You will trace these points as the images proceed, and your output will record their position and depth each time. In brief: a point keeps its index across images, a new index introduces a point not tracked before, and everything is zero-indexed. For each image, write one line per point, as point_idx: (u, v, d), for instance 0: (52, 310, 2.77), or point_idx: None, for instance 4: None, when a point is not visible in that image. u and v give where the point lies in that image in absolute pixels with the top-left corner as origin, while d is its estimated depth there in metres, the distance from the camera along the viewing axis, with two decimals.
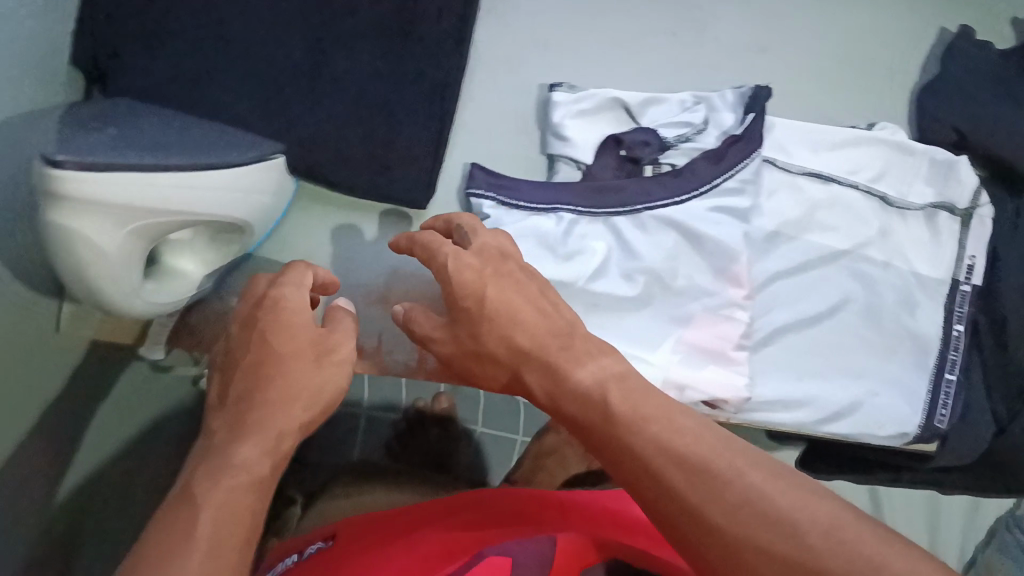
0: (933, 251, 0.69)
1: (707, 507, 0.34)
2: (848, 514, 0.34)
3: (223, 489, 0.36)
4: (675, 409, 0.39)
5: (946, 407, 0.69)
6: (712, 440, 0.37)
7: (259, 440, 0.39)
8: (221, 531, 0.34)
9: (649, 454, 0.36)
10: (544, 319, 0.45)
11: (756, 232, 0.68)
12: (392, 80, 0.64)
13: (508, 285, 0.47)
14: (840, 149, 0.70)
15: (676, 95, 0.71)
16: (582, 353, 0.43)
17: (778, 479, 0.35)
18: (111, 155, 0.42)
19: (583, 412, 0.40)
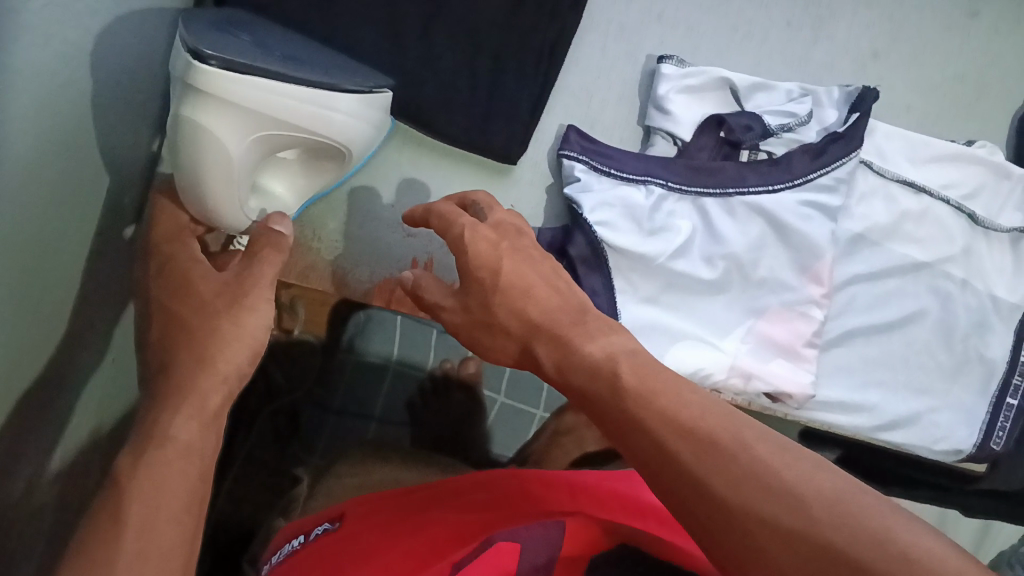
0: (1014, 276, 0.70)
1: (708, 479, 0.31)
2: (855, 485, 0.31)
3: (148, 464, 0.33)
4: (682, 385, 0.36)
5: (1004, 430, 0.69)
6: (720, 414, 0.34)
7: (187, 409, 0.36)
8: (157, 500, 0.32)
9: (656, 430, 0.33)
10: (557, 296, 0.43)
11: (842, 233, 0.68)
12: (504, 32, 0.65)
13: (522, 261, 0.44)
14: (937, 162, 0.70)
15: (786, 84, 0.70)
16: (593, 330, 0.40)
17: (788, 452, 0.32)
18: (253, 58, 0.45)
19: (592, 384, 0.37)
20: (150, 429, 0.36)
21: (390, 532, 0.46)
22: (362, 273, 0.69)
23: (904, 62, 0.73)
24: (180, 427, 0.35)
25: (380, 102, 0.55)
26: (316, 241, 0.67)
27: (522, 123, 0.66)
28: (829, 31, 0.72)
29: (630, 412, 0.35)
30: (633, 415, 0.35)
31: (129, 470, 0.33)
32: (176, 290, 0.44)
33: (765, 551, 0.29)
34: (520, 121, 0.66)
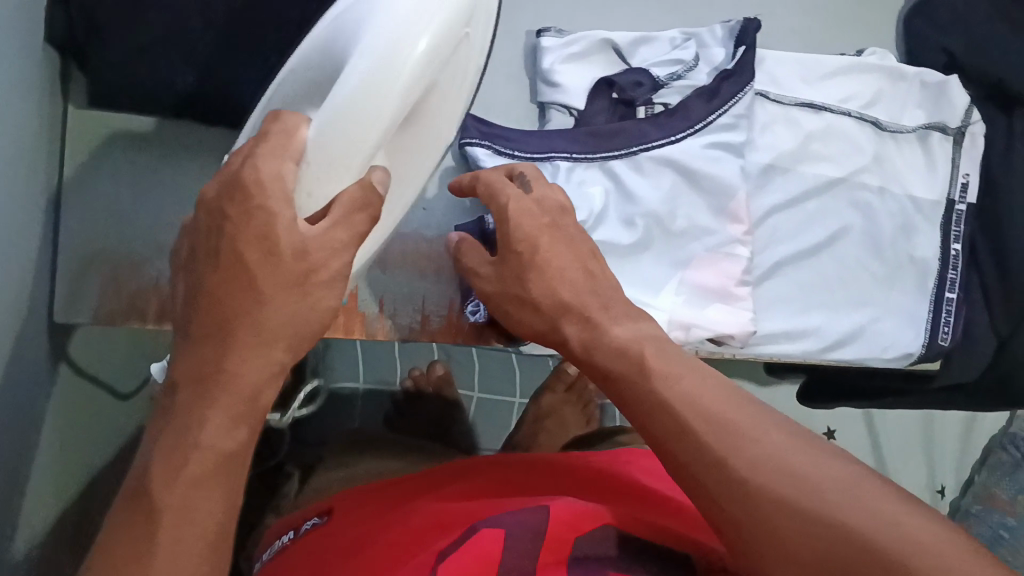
0: (929, 175, 0.71)
1: (730, 457, 0.35)
2: (865, 472, 0.34)
3: (179, 486, 0.32)
4: (703, 383, 0.39)
5: (948, 325, 0.70)
6: (740, 404, 0.37)
7: (227, 405, 0.33)
8: (184, 529, 0.31)
9: (682, 406, 0.37)
10: (587, 279, 0.48)
11: (751, 167, 0.68)
12: None
13: (560, 238, 0.49)
14: (832, 78, 0.70)
15: (667, 33, 0.71)
16: (618, 314, 0.45)
17: (802, 441, 0.35)
18: None
19: (617, 362, 0.42)
20: (168, 436, 0.33)
21: (375, 524, 0.44)
22: None
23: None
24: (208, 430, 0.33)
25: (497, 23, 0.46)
26: None
27: None
28: None
29: (662, 395, 0.38)
30: (661, 397, 0.38)
31: (143, 486, 0.32)
32: (232, 271, 0.34)
33: (776, 526, 0.33)
34: None
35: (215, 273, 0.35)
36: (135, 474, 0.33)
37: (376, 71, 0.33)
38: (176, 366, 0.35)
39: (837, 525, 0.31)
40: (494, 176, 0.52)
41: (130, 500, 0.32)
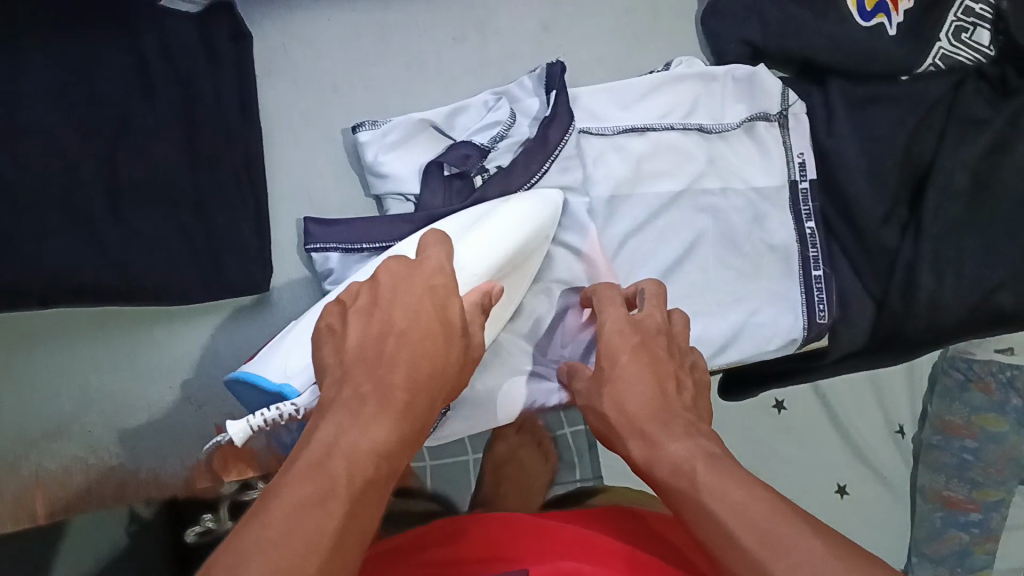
0: (765, 162, 0.72)
1: (769, 563, 0.37)
2: (884, 573, 0.36)
3: (361, 473, 0.39)
4: (734, 479, 0.42)
5: (823, 302, 0.70)
6: (772, 509, 0.40)
7: (398, 422, 0.42)
8: (354, 508, 0.37)
9: (722, 512, 0.40)
10: (655, 396, 0.51)
11: (596, 202, 0.69)
12: (196, 170, 0.65)
13: (643, 358, 0.54)
14: (648, 97, 0.72)
15: (478, 97, 0.72)
16: (679, 431, 0.48)
17: (839, 547, 0.37)
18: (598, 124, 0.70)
19: (673, 476, 0.45)
20: (347, 432, 0.41)
21: None
22: (172, 463, 0.67)
23: (576, 24, 0.76)
24: (380, 433, 0.41)
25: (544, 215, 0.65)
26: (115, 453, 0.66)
27: (254, 250, 0.67)
28: (494, 27, 0.74)
29: (703, 502, 0.42)
30: (706, 506, 0.42)
31: (327, 462, 0.39)
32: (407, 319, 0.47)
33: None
34: (251, 249, 0.66)
35: (400, 315, 0.47)
36: (311, 452, 0.40)
37: (499, 227, 0.61)
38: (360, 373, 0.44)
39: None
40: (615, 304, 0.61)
41: (314, 465, 0.39)
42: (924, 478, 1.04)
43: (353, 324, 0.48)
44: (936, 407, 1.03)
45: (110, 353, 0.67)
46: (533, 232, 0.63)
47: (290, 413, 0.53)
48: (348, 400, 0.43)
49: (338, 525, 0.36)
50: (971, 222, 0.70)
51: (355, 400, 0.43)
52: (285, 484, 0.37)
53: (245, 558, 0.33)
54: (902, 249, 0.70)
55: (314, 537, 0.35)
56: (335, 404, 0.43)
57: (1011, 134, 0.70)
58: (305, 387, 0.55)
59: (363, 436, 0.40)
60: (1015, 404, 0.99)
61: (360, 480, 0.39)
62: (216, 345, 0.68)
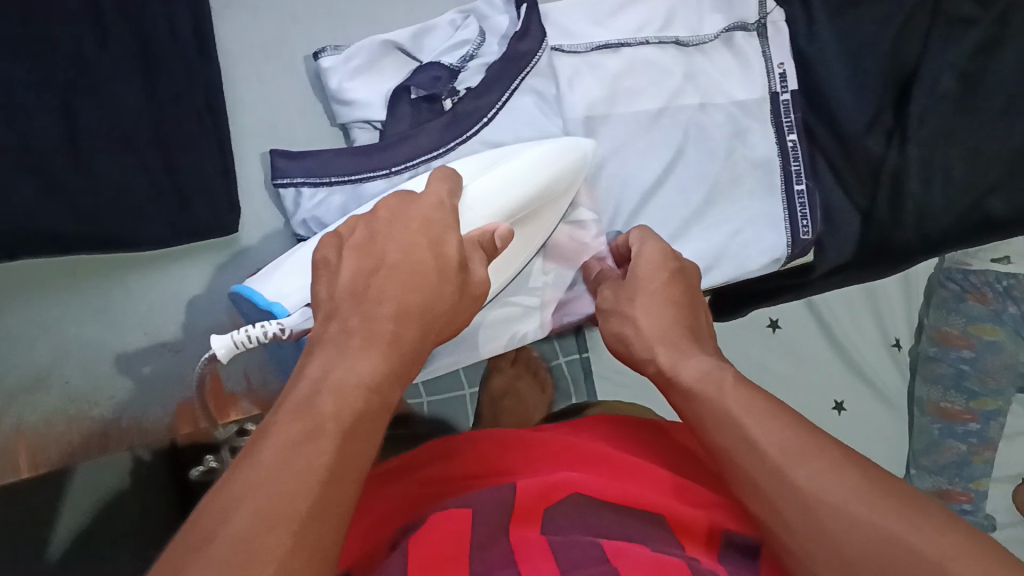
0: (745, 74, 0.69)
1: (792, 471, 0.39)
2: (896, 485, 0.38)
3: (342, 413, 0.37)
4: (756, 395, 0.44)
5: (807, 217, 0.69)
6: (788, 425, 0.41)
7: (382, 358, 0.40)
8: (347, 446, 0.36)
9: (750, 428, 0.42)
10: (675, 315, 0.53)
11: (574, 125, 0.67)
12: (156, 111, 0.62)
13: (670, 279, 0.56)
14: (621, 11, 0.69)
15: (444, 16, 0.69)
16: (692, 348, 0.50)
17: (857, 459, 0.40)
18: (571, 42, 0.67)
19: (699, 385, 0.46)
20: (335, 368, 0.39)
21: (363, 509, 0.52)
22: (153, 411, 0.67)
23: None
24: (367, 369, 0.39)
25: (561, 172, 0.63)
26: (93, 406, 0.66)
27: (219, 187, 0.65)
28: None
29: (726, 408, 0.44)
30: (732, 414, 0.43)
31: (315, 402, 0.37)
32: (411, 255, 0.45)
33: (824, 525, 0.37)
34: (216, 186, 0.65)
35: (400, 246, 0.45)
36: (298, 389, 0.38)
37: (513, 175, 0.60)
38: (350, 309, 0.42)
39: (891, 538, 0.36)
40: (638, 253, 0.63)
41: (293, 408, 0.36)
42: (921, 391, 1.03)
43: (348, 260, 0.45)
44: (933, 318, 1.01)
45: (81, 304, 0.64)
46: (552, 180, 0.62)
47: (276, 333, 0.54)
48: (336, 335, 0.41)
49: (328, 462, 0.34)
50: (961, 125, 0.67)
51: (340, 336, 0.41)
52: (271, 425, 0.36)
53: (234, 503, 0.32)
54: (888, 155, 0.69)
55: (301, 479, 0.33)
56: (324, 341, 0.41)
57: (1002, 31, 0.65)
58: (296, 309, 0.54)
59: (351, 372, 0.38)
60: (1012, 314, 0.96)
61: (350, 418, 0.37)
62: (188, 288, 0.67)
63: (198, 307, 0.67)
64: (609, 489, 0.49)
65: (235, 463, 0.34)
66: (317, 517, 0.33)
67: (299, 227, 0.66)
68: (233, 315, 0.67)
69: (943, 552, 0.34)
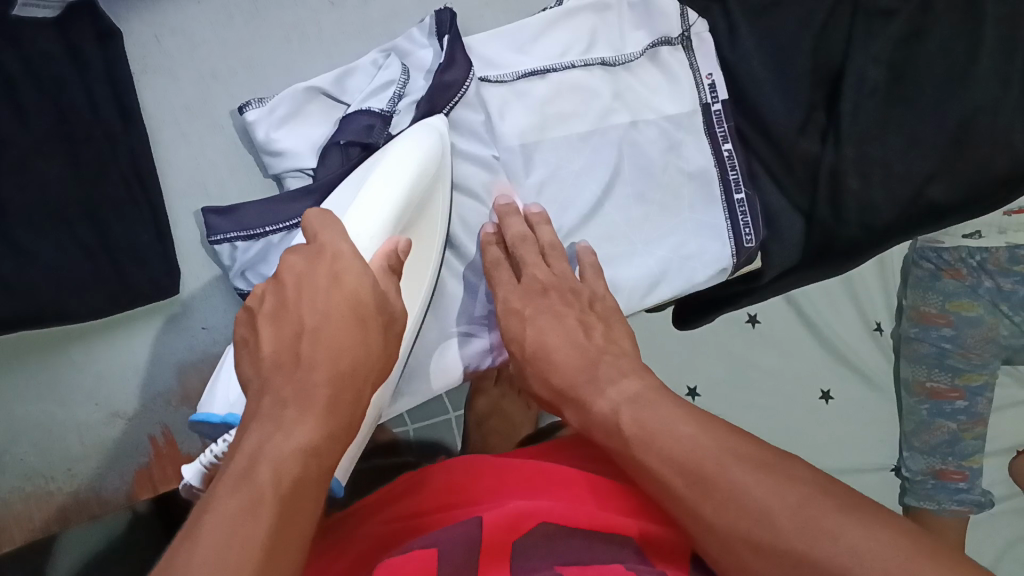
0: (673, 87, 0.70)
1: (703, 504, 0.41)
2: (814, 487, 0.40)
3: (284, 480, 0.37)
4: (674, 422, 0.46)
5: (750, 226, 0.69)
6: (708, 445, 0.43)
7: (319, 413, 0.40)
8: (286, 516, 0.36)
9: (657, 466, 0.44)
10: (578, 354, 0.56)
11: (508, 155, 0.66)
12: (86, 183, 0.62)
13: (544, 318, 0.60)
14: (545, 35, 0.69)
15: (365, 58, 0.69)
16: (603, 383, 0.53)
17: (762, 470, 0.41)
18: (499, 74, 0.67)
19: (608, 432, 0.49)
20: (269, 437, 0.38)
21: (326, 556, 0.49)
22: (111, 481, 0.67)
23: None
24: (306, 436, 0.39)
25: (428, 163, 0.58)
26: (51, 481, 0.66)
27: (155, 251, 0.65)
28: None
29: (636, 454, 0.45)
30: (641, 456, 0.45)
31: (250, 473, 0.36)
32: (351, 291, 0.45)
33: (743, 557, 0.39)
34: (154, 252, 0.65)
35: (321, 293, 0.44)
36: (233, 462, 0.37)
37: (383, 183, 0.56)
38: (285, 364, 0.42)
39: (795, 558, 0.37)
40: (533, 262, 0.63)
41: (231, 482, 0.36)
42: (906, 372, 1.00)
43: (264, 334, 0.44)
44: (912, 298, 1.00)
45: (30, 379, 0.65)
46: (424, 168, 0.58)
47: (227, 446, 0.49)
48: (269, 409, 0.40)
49: (268, 535, 0.34)
50: (895, 117, 0.67)
51: (274, 409, 0.40)
52: (208, 504, 0.35)
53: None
54: (824, 155, 0.68)
55: (245, 554, 0.33)
56: (256, 416, 0.40)
57: (925, 20, 0.66)
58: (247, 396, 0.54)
59: (286, 435, 0.38)
60: (988, 287, 0.96)
61: (288, 487, 0.37)
62: (138, 356, 0.67)
63: (147, 373, 0.67)
64: (574, 518, 0.46)
65: (174, 547, 0.33)
66: None
67: (239, 283, 0.65)
68: (181, 379, 0.67)
69: (845, 560, 0.36)
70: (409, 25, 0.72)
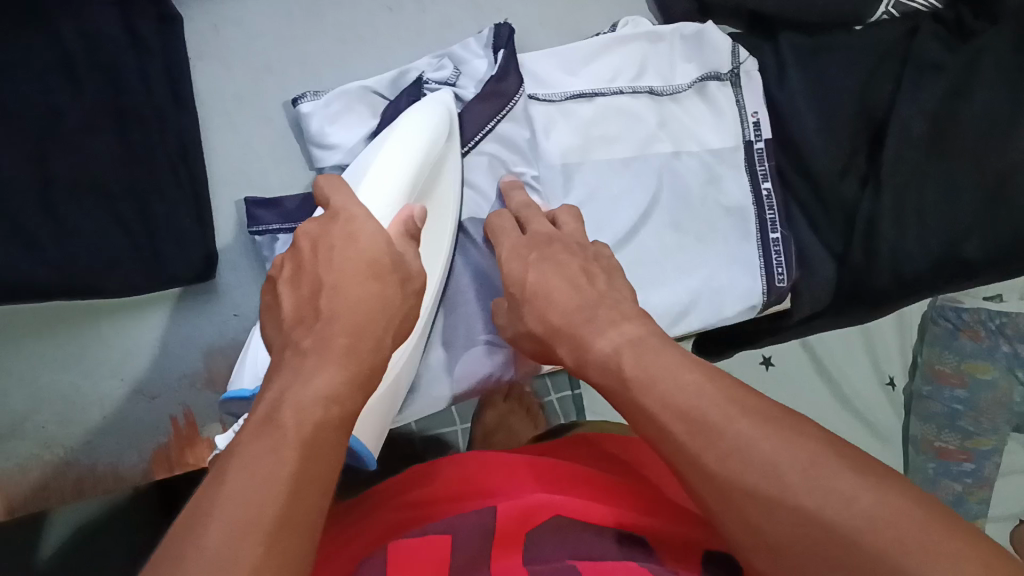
0: (718, 122, 0.70)
1: (702, 453, 0.36)
2: (828, 443, 0.34)
3: (306, 424, 0.35)
4: (678, 364, 0.41)
5: (782, 265, 0.69)
6: (711, 391, 0.38)
7: (340, 367, 0.39)
8: (310, 457, 0.34)
9: (657, 411, 0.39)
10: (574, 292, 0.51)
11: (548, 173, 0.67)
12: (134, 160, 0.63)
13: (544, 265, 0.54)
14: (595, 59, 0.70)
15: (419, 61, 0.70)
16: (604, 323, 0.47)
17: (772, 424, 0.36)
18: (547, 93, 0.68)
19: (604, 375, 0.44)
20: (289, 388, 0.37)
21: (337, 539, 0.50)
22: (128, 458, 0.67)
23: None
24: (327, 380, 0.37)
25: (443, 127, 0.59)
26: (68, 451, 0.66)
27: (194, 234, 0.65)
28: None
29: (632, 395, 0.41)
30: (636, 399, 0.41)
31: (274, 415, 0.35)
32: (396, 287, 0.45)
33: (746, 515, 0.34)
34: (193, 237, 0.65)
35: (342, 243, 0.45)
36: (260, 408, 0.36)
37: (402, 148, 0.57)
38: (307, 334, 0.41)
39: (805, 518, 0.32)
40: (537, 220, 0.60)
41: (258, 426, 0.35)
42: (916, 429, 1.01)
43: (285, 295, 0.44)
44: (927, 355, 1.00)
45: (60, 350, 0.66)
46: (439, 131, 0.59)
47: None
48: (289, 359, 0.39)
49: (293, 467, 0.32)
50: (935, 169, 0.68)
51: (297, 358, 0.39)
52: (235, 446, 0.34)
53: (199, 519, 0.30)
54: (862, 204, 0.69)
55: (271, 489, 0.31)
56: (279, 366, 0.39)
57: (971, 78, 0.67)
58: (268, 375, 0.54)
59: (307, 386, 0.37)
60: (1005, 351, 0.96)
61: (311, 429, 0.35)
62: (165, 337, 0.67)
63: (173, 353, 0.67)
64: (586, 509, 0.46)
65: (204, 487, 0.32)
66: (289, 526, 0.31)
67: None
68: (206, 362, 0.68)
69: (858, 525, 0.31)
70: (464, 37, 0.74)
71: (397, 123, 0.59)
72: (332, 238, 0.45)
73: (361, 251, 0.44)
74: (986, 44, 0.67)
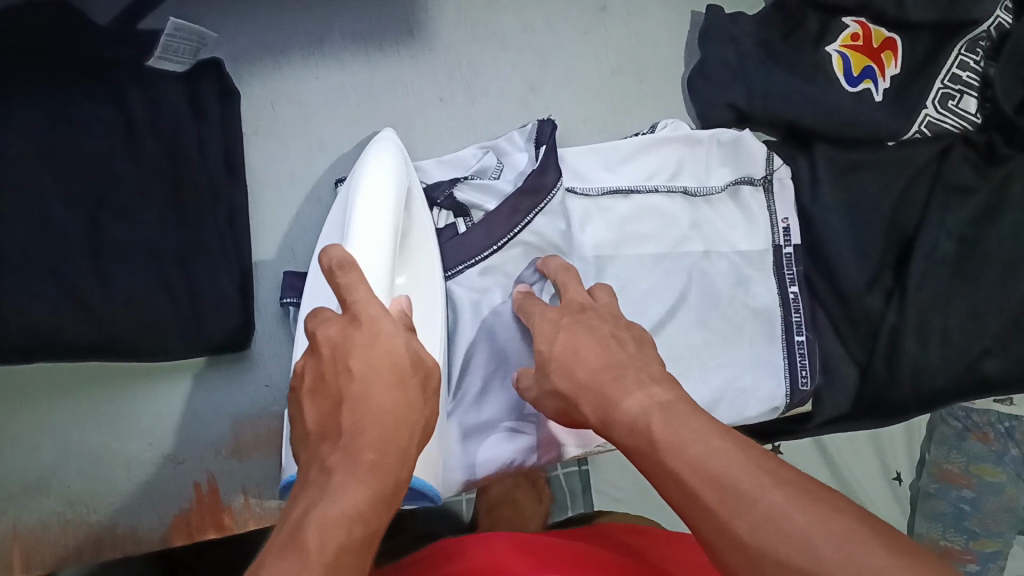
0: (750, 227, 0.72)
1: (735, 523, 0.37)
2: (861, 522, 0.35)
3: (337, 523, 0.36)
4: (707, 432, 0.41)
5: (807, 369, 0.69)
6: (744, 460, 0.39)
7: (370, 465, 0.40)
8: (338, 559, 0.35)
9: (687, 478, 0.39)
10: (604, 353, 0.51)
11: (583, 266, 0.68)
12: (182, 229, 0.64)
13: (577, 328, 0.54)
14: (634, 159, 0.72)
15: (464, 151, 0.72)
16: (632, 384, 0.47)
17: (804, 496, 0.36)
18: (588, 187, 0.70)
19: (632, 437, 0.44)
20: (323, 490, 0.38)
21: None
22: (148, 521, 0.67)
23: (562, 83, 0.77)
24: (353, 494, 0.38)
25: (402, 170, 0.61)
26: (91, 512, 0.66)
27: (235, 306, 0.66)
28: (481, 88, 0.76)
29: (662, 458, 0.41)
30: (668, 466, 0.41)
31: (304, 522, 0.36)
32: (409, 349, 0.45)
33: None
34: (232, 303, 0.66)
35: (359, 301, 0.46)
36: (288, 518, 0.38)
37: (375, 197, 0.57)
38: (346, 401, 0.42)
39: None
40: (573, 289, 0.60)
41: (288, 531, 0.36)
42: (920, 526, 0.99)
43: (308, 409, 0.44)
44: (933, 454, 0.98)
45: (93, 409, 0.67)
46: (399, 172, 0.60)
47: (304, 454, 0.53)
48: (317, 469, 0.40)
49: (321, 573, 0.34)
50: (958, 283, 0.70)
51: (324, 468, 0.40)
52: (267, 554, 0.35)
53: None
54: (887, 315, 0.70)
55: None
56: (308, 478, 0.40)
57: (999, 200, 0.71)
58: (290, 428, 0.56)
59: (340, 488, 0.38)
60: (1013, 455, 0.95)
61: (341, 531, 0.36)
62: (192, 402, 0.68)
63: (200, 420, 0.68)
64: None
65: None
66: None
67: None
68: (235, 430, 0.68)
69: None
70: (509, 127, 0.76)
71: (360, 169, 0.61)
72: (349, 343, 0.44)
73: (384, 353, 0.44)
74: (1013, 169, 0.71)
